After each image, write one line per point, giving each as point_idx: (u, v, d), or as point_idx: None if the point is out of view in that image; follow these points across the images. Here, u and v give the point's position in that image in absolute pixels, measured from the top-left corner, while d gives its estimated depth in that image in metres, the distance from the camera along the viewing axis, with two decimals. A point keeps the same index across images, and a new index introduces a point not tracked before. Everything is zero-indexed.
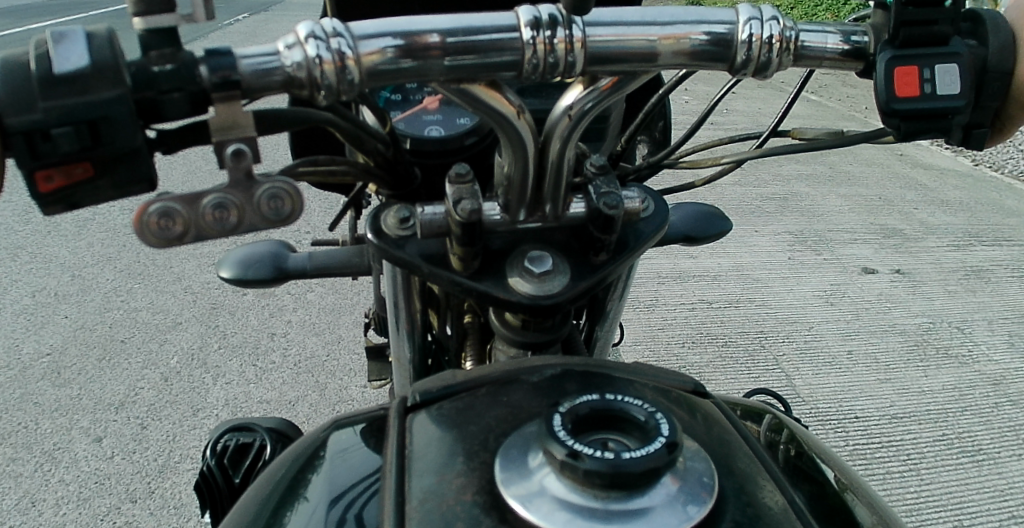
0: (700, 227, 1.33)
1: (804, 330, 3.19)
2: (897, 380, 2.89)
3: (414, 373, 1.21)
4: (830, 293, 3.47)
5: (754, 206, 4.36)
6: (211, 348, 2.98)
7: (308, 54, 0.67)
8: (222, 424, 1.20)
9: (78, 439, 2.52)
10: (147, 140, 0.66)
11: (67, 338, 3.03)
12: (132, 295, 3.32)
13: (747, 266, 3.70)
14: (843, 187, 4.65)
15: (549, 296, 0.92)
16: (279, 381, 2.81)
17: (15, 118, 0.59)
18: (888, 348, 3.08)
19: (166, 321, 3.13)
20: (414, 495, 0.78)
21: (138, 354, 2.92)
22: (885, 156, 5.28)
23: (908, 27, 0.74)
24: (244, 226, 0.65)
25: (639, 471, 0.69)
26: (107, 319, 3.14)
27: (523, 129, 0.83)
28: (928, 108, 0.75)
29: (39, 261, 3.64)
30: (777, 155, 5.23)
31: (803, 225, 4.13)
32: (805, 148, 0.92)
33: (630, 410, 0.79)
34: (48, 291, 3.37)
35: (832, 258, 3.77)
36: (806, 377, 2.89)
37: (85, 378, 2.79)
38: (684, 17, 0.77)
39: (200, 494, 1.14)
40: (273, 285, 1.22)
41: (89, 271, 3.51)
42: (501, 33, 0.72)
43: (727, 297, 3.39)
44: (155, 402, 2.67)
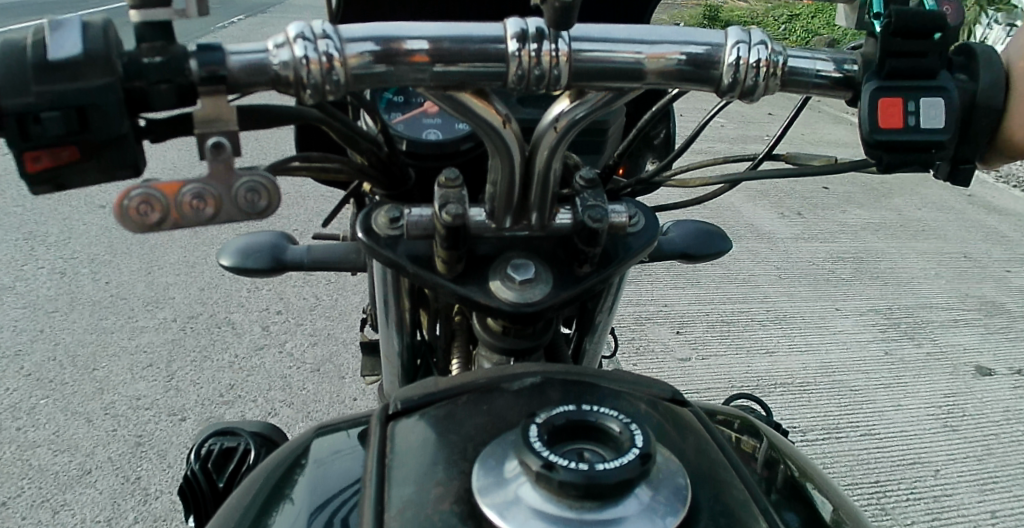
0: (699, 245, 1.33)
1: (808, 360, 3.21)
2: (895, 421, 2.90)
3: (403, 373, 1.23)
4: (832, 330, 3.46)
5: (830, 270, 3.99)
6: (221, 353, 3.05)
7: (295, 53, 0.69)
8: (211, 426, 1.23)
9: (82, 439, 2.59)
10: (135, 128, 0.68)
11: (83, 334, 3.11)
12: (147, 296, 3.40)
13: (756, 292, 3.68)
14: (860, 222, 4.62)
15: (531, 304, 0.93)
16: (285, 382, 2.90)
17: (6, 99, 0.61)
18: (887, 387, 3.08)
19: (178, 322, 3.21)
20: (394, 504, 0.79)
21: (149, 355, 3.00)
22: (905, 190, 5.25)
23: (895, 58, 0.74)
24: (220, 217, 0.67)
25: (613, 483, 0.70)
26: (121, 318, 3.22)
27: (509, 136, 0.85)
28: (910, 141, 0.74)
29: (59, 256, 3.74)
30: (796, 184, 5.20)
31: (848, 277, 3.93)
32: (793, 173, 0.93)
33: (605, 421, 0.79)
34: (68, 288, 3.47)
35: (840, 292, 3.76)
36: (809, 409, 2.92)
37: (95, 377, 2.87)
38: (671, 36, 0.78)
39: (184, 500, 1.15)
40: (272, 276, 1.24)
41: (109, 271, 3.61)
42: (488, 43, 0.74)
43: (730, 327, 3.39)
44: (161, 404, 2.74)
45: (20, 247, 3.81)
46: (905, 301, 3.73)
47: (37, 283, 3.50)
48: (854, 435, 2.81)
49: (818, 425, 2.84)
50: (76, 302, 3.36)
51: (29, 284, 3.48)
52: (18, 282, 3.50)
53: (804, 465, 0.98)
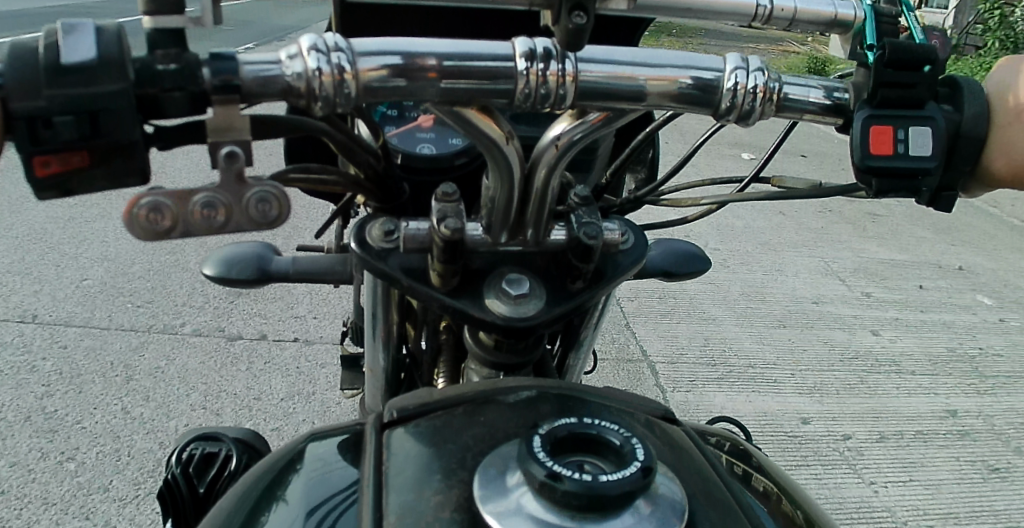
0: (677, 263, 1.36)
1: (766, 376, 3.31)
2: (856, 432, 3.02)
3: (385, 386, 1.22)
4: (803, 354, 3.51)
5: (818, 315, 3.88)
6: (180, 368, 2.95)
7: (308, 66, 0.69)
8: (193, 431, 1.20)
9: (41, 444, 2.52)
10: (144, 134, 0.67)
11: (51, 338, 3.06)
12: (103, 310, 3.29)
13: (719, 311, 3.80)
14: (826, 248, 4.71)
15: (524, 318, 0.95)
16: (251, 390, 2.87)
17: (20, 103, 0.60)
18: (869, 416, 3.11)
19: (135, 338, 3.10)
20: (392, 511, 0.79)
21: (111, 367, 2.91)
22: (868, 213, 5.39)
23: (887, 88, 0.77)
24: (229, 227, 0.67)
25: (616, 494, 0.71)
26: (77, 336, 3.10)
27: (511, 153, 0.86)
28: (898, 166, 0.77)
29: (8, 268, 3.60)
30: (762, 208, 5.31)
31: (832, 319, 3.84)
32: (777, 196, 0.97)
33: (606, 434, 0.81)
34: (21, 299, 3.34)
35: (799, 312, 3.89)
36: (771, 419, 3.03)
37: (54, 389, 2.78)
38: (671, 60, 0.80)
39: (164, 502, 1.13)
40: (255, 287, 1.23)
41: (64, 288, 3.48)
42: (497, 62, 0.75)
43: (696, 344, 3.49)
44: (117, 426, 2.63)
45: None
46: (874, 326, 3.80)
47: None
48: (837, 460, 2.84)
49: (793, 444, 2.92)
50: (40, 306, 3.29)
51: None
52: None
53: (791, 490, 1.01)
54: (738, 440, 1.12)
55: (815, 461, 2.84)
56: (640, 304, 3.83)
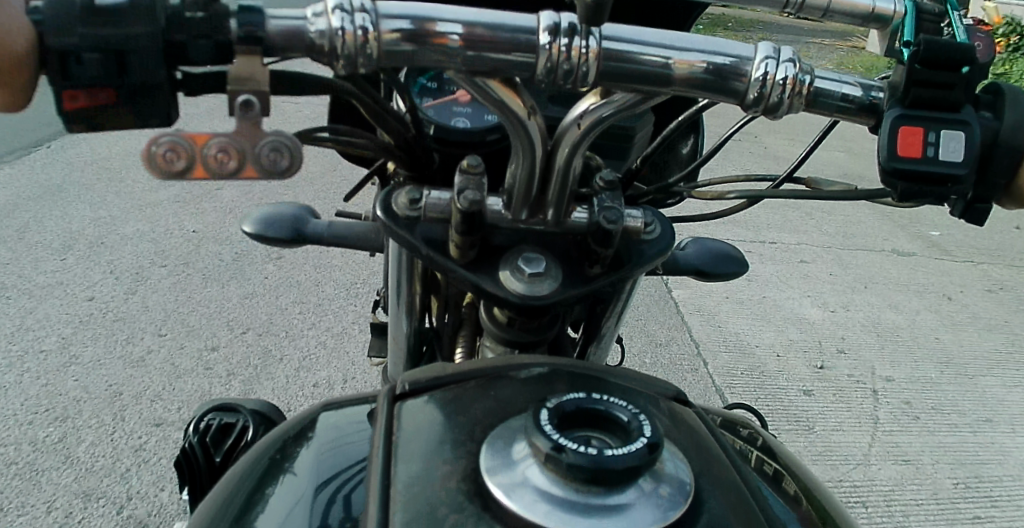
0: (713, 263, 1.33)
1: (806, 378, 3.23)
2: (891, 441, 2.92)
3: (406, 357, 1.24)
4: (846, 363, 3.37)
5: (871, 319, 3.75)
6: (225, 325, 3.06)
7: (332, 24, 0.71)
8: (208, 402, 1.24)
9: (89, 388, 2.65)
10: (171, 79, 0.71)
11: (110, 289, 3.22)
12: (160, 264, 3.44)
13: (766, 311, 3.71)
14: (889, 255, 4.51)
15: (540, 298, 0.94)
16: (293, 349, 2.96)
17: (54, 38, 0.65)
18: (909, 432, 2.98)
19: (185, 297, 3.21)
20: (399, 480, 0.80)
21: (163, 319, 3.05)
22: (937, 226, 5.18)
23: (920, 88, 0.77)
24: (241, 172, 0.69)
25: (621, 469, 0.71)
26: (131, 290, 3.23)
27: (533, 129, 0.86)
28: (926, 170, 0.77)
29: (78, 222, 3.78)
30: (825, 211, 5.11)
31: (887, 325, 3.71)
32: (805, 196, 0.95)
33: (613, 411, 0.81)
34: (89, 250, 3.52)
35: (852, 317, 3.75)
36: (804, 421, 2.96)
37: (106, 335, 2.92)
38: (699, 45, 0.79)
39: (181, 471, 1.17)
40: (291, 247, 1.27)
41: (127, 238, 3.64)
42: (520, 34, 0.75)
43: (739, 344, 3.41)
44: (162, 373, 2.74)
45: (43, 212, 3.87)
46: (929, 341, 3.62)
47: (51, 246, 3.53)
48: (867, 470, 2.76)
49: (824, 447, 2.85)
50: (104, 257, 3.46)
51: (42, 249, 3.51)
52: (32, 245, 3.54)
53: (805, 478, 1.00)
54: (756, 427, 1.11)
55: (844, 464, 2.78)
56: (684, 298, 3.76)
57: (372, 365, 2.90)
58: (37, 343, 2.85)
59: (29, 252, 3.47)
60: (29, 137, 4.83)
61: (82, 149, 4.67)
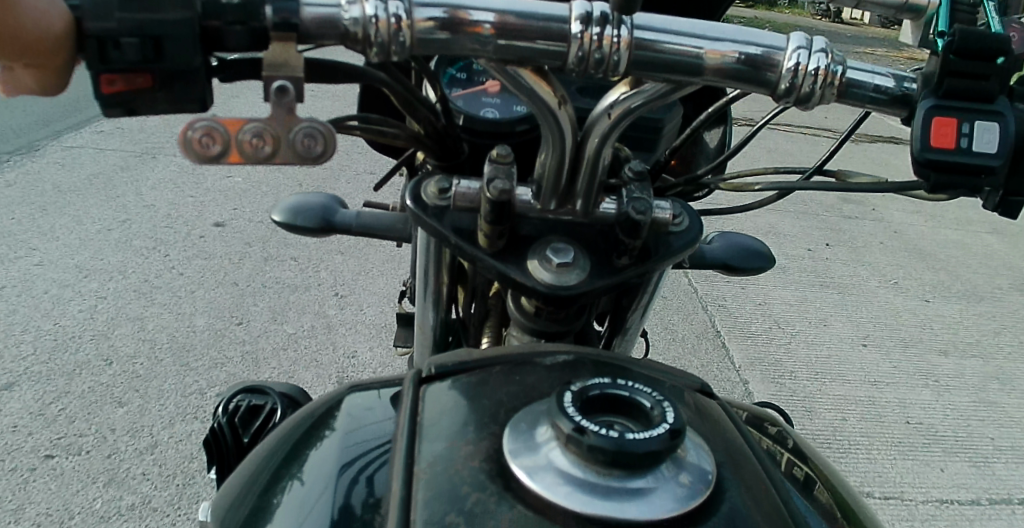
0: (741, 258, 1.32)
1: (827, 368, 3.22)
2: (911, 427, 2.92)
3: (434, 345, 1.24)
4: (875, 361, 3.32)
5: (894, 314, 3.72)
6: (250, 311, 3.10)
7: (366, 12, 0.72)
8: (237, 385, 1.26)
9: (117, 367, 2.70)
10: (206, 64, 0.72)
11: (138, 272, 3.28)
12: (187, 251, 3.49)
13: (788, 305, 3.69)
14: (922, 256, 4.42)
15: (567, 287, 0.93)
16: (316, 334, 3.00)
17: (93, 23, 0.66)
18: (944, 436, 2.90)
19: (214, 285, 3.25)
20: (423, 459, 0.81)
21: (188, 304, 3.09)
22: (963, 222, 5.12)
23: (954, 78, 0.77)
24: (277, 157, 0.71)
25: (642, 453, 0.72)
26: (161, 275, 3.27)
27: (563, 119, 0.87)
28: (960, 162, 0.77)
29: (106, 207, 3.84)
30: (850, 207, 5.06)
31: (910, 320, 3.68)
32: (835, 189, 0.95)
33: (637, 397, 0.81)
34: (117, 234, 3.58)
35: (876, 312, 3.72)
36: (824, 408, 2.96)
37: (133, 317, 2.97)
38: (731, 34, 0.79)
39: (208, 449, 1.19)
40: (320, 236, 1.28)
41: (155, 224, 3.70)
42: (552, 22, 0.75)
43: (761, 338, 3.41)
44: (188, 356, 2.79)
45: (77, 196, 3.93)
46: (963, 343, 3.53)
47: (83, 230, 3.59)
48: (888, 454, 2.77)
49: (845, 431, 2.85)
50: (131, 241, 3.52)
51: (76, 233, 3.57)
52: (66, 228, 3.61)
53: (828, 474, 0.99)
54: (784, 425, 1.10)
55: (864, 449, 2.78)
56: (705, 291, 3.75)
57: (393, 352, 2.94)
58: (67, 324, 2.91)
59: (63, 235, 3.54)
60: (66, 123, 4.93)
61: (111, 137, 4.74)
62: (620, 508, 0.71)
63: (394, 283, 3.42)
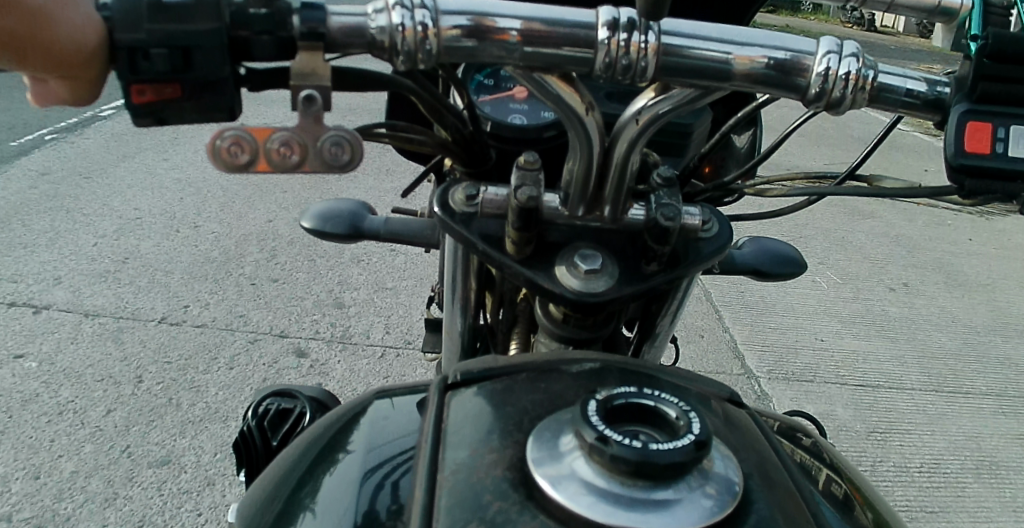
0: (771, 263, 1.29)
1: (851, 374, 3.19)
2: (931, 434, 2.90)
3: (461, 351, 1.24)
4: (902, 366, 3.29)
5: (922, 320, 3.67)
6: (277, 314, 3.15)
7: (392, 21, 0.72)
8: (267, 387, 1.27)
9: (147, 367, 2.75)
10: (234, 74, 0.72)
11: (169, 276, 3.35)
12: (217, 255, 3.56)
13: (815, 309, 3.66)
14: (963, 265, 4.31)
15: (595, 294, 0.93)
16: (343, 339, 3.04)
17: (123, 34, 0.67)
18: (990, 457, 2.82)
19: (246, 292, 3.30)
20: (447, 466, 0.81)
21: (217, 308, 3.15)
22: (996, 228, 5.04)
23: (988, 82, 0.75)
24: (304, 165, 0.71)
25: (665, 464, 0.71)
26: (196, 281, 3.33)
27: (591, 126, 0.86)
28: (996, 167, 0.75)
29: (139, 212, 3.93)
30: (880, 212, 5.00)
31: (939, 327, 3.64)
32: (867, 194, 0.93)
33: (663, 407, 0.80)
34: (149, 239, 3.66)
35: (905, 318, 3.68)
36: (846, 413, 2.93)
37: (163, 320, 3.03)
38: (760, 39, 0.78)
39: (238, 454, 1.21)
40: (348, 242, 1.28)
41: (187, 229, 3.78)
42: (579, 29, 0.75)
43: (786, 343, 3.38)
44: (217, 360, 2.84)
45: (116, 204, 4.02)
46: (993, 350, 3.49)
47: (118, 235, 3.68)
48: (910, 461, 2.74)
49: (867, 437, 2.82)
50: (164, 246, 3.60)
51: (114, 240, 3.65)
52: (101, 233, 3.70)
53: (860, 484, 0.97)
54: (815, 434, 1.08)
55: (884, 454, 2.75)
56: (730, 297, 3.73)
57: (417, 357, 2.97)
58: (100, 324, 2.98)
59: (101, 239, 3.62)
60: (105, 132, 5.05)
61: (145, 145, 4.85)
62: (644, 518, 0.70)
63: (420, 288, 3.46)
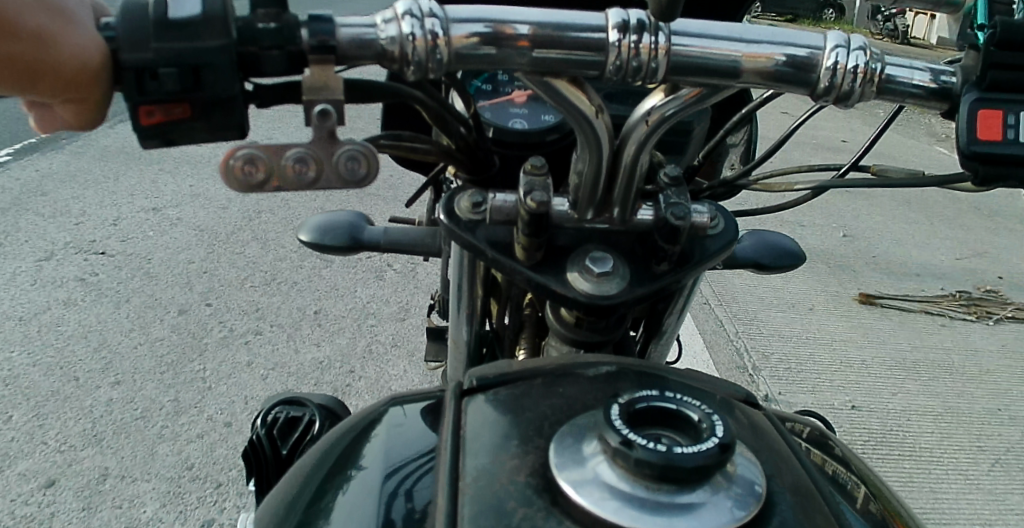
0: (771, 256, 1.30)
1: (843, 349, 3.22)
2: (916, 400, 2.95)
3: (469, 359, 1.23)
4: (892, 341, 3.33)
5: (910, 296, 3.72)
6: (269, 332, 3.13)
7: (402, 30, 0.71)
8: (278, 395, 1.25)
9: (142, 393, 2.73)
10: (244, 91, 0.71)
11: (158, 297, 3.31)
12: (205, 272, 3.53)
13: (803, 290, 3.70)
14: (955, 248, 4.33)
15: (607, 297, 0.92)
16: (337, 354, 3.03)
17: (129, 54, 0.65)
18: (980, 424, 2.86)
19: (241, 307, 3.27)
20: (468, 473, 0.80)
21: (208, 327, 3.13)
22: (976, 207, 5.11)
23: (997, 70, 0.76)
24: (320, 182, 0.70)
25: (690, 468, 0.70)
26: (187, 300, 3.30)
27: (600, 128, 0.86)
28: (1008, 153, 0.76)
29: (123, 231, 3.89)
30: (861, 198, 5.06)
31: (927, 301, 3.68)
32: (873, 184, 0.93)
33: (686, 409, 0.80)
34: (136, 258, 3.62)
35: (893, 293, 3.72)
36: (834, 384, 2.99)
37: (156, 342, 3.00)
38: (769, 36, 0.78)
39: (248, 462, 1.19)
40: (348, 255, 1.27)
41: (172, 247, 3.74)
42: (589, 32, 0.74)
43: (781, 322, 3.41)
44: (212, 380, 2.82)
45: (102, 223, 3.97)
46: (977, 323, 3.55)
47: (103, 255, 3.64)
48: (894, 425, 2.80)
49: (854, 405, 2.88)
50: (151, 264, 3.56)
51: (100, 259, 3.60)
52: (86, 255, 3.66)
53: (875, 482, 0.97)
54: (826, 431, 1.08)
55: (869, 418, 2.81)
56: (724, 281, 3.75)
57: (412, 365, 2.95)
58: (92, 350, 2.95)
59: (88, 262, 3.58)
60: (86, 146, 4.99)
61: (123, 161, 4.78)
62: (670, 522, 0.70)
63: (411, 297, 3.44)
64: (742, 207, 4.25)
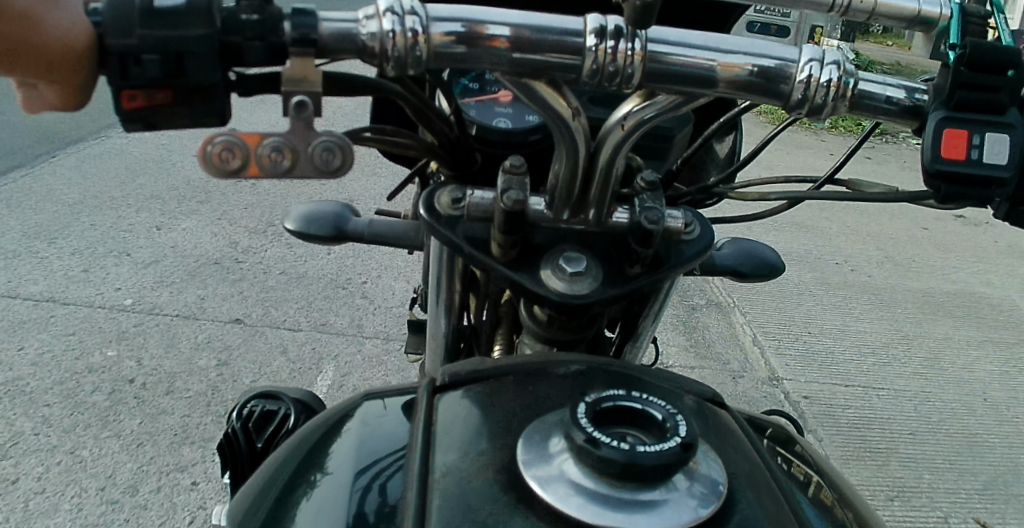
0: (750, 265, 1.32)
1: (825, 374, 3.33)
2: (893, 421, 3.07)
3: (446, 353, 1.24)
4: (872, 366, 3.42)
5: (891, 322, 3.81)
6: (261, 323, 3.17)
7: (383, 27, 0.72)
8: (252, 390, 1.27)
9: (132, 376, 2.77)
10: (225, 79, 0.73)
11: (153, 284, 3.36)
12: (201, 262, 3.57)
13: (788, 316, 3.80)
14: (939, 274, 4.42)
15: (579, 296, 0.94)
16: (326, 345, 3.07)
17: (114, 39, 0.67)
18: (952, 447, 2.96)
19: (233, 299, 3.31)
20: (436, 468, 0.82)
21: (201, 316, 3.17)
22: (963, 232, 5.20)
23: (965, 90, 0.78)
24: (296, 171, 0.71)
25: (650, 465, 0.72)
26: (181, 290, 3.34)
27: (577, 130, 0.87)
28: (973, 173, 0.78)
29: (120, 220, 3.93)
30: (851, 219, 5.14)
31: (908, 328, 3.77)
32: (848, 197, 0.95)
33: (651, 409, 0.82)
34: (133, 246, 3.67)
35: (875, 320, 3.81)
36: (817, 408, 3.11)
37: (148, 329, 3.04)
38: (745, 47, 0.80)
39: (221, 456, 1.18)
40: (332, 245, 1.28)
41: (170, 236, 3.79)
42: (568, 35, 0.76)
43: (764, 346, 3.50)
44: (201, 366, 2.86)
45: (100, 212, 4.01)
46: (954, 349, 3.65)
47: (101, 242, 3.68)
48: (870, 443, 2.92)
49: (836, 425, 3.01)
50: (147, 253, 3.61)
51: (99, 247, 3.64)
52: (83, 241, 3.70)
53: (838, 482, 0.99)
54: (794, 434, 1.10)
55: (849, 438, 2.94)
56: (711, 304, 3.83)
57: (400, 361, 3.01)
58: (84, 334, 2.99)
59: (84, 248, 3.62)
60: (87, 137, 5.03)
61: (124, 153, 4.81)
62: (631, 519, 0.71)
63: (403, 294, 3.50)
64: (732, 222, 4.30)
